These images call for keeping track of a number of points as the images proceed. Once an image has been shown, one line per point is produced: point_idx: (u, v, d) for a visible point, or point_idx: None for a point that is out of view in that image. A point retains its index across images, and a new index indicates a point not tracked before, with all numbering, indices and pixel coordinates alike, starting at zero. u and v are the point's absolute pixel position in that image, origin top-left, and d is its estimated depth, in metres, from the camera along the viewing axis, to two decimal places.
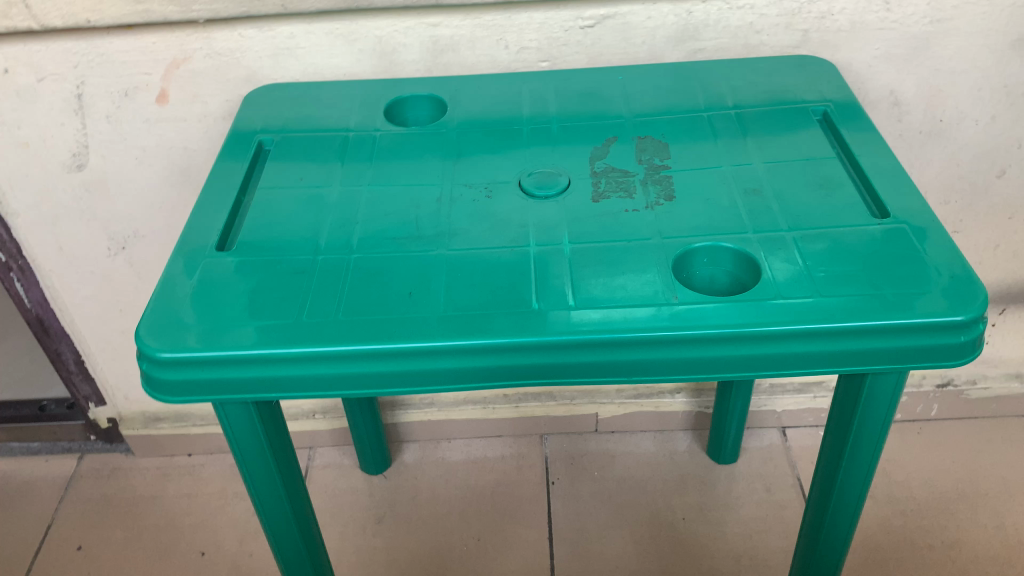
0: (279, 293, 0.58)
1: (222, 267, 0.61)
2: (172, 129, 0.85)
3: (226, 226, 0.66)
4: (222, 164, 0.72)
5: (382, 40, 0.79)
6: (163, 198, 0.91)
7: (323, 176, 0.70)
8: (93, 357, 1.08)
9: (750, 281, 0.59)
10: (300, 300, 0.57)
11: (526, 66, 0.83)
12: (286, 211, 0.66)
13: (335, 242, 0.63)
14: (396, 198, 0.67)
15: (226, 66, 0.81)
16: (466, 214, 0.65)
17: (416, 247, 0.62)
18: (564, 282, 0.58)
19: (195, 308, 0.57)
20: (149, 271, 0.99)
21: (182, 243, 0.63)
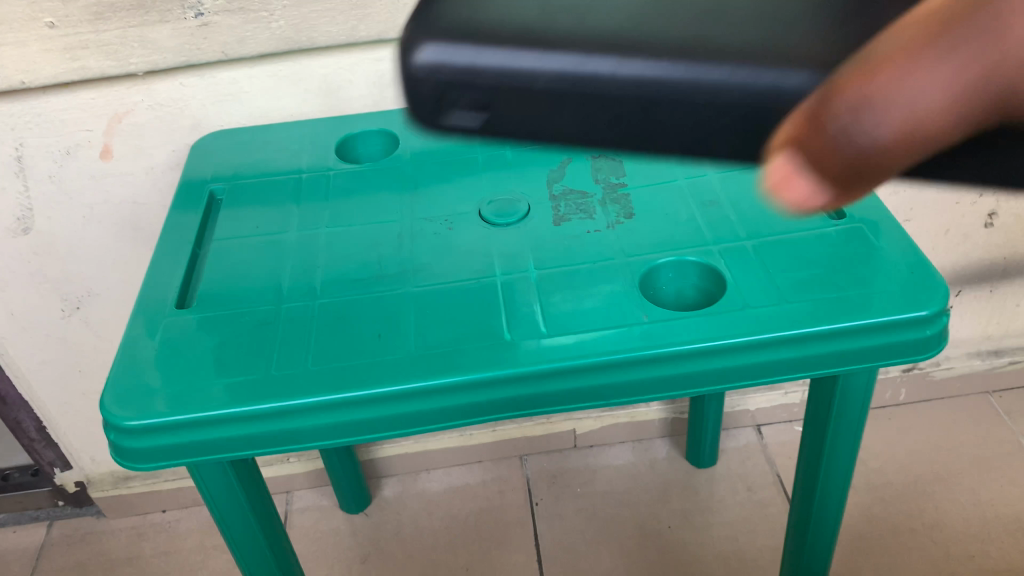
0: (246, 346, 0.57)
1: (182, 325, 0.59)
2: (119, 183, 0.84)
3: (183, 281, 0.65)
4: (175, 219, 0.71)
5: (327, 78, 0.78)
6: (115, 254, 0.89)
7: (278, 222, 0.69)
8: (55, 421, 1.05)
9: (717, 293, 0.59)
10: (267, 352, 0.56)
11: None
12: (243, 262, 0.65)
13: (295, 291, 0.61)
14: (354, 239, 0.66)
15: (170, 116, 0.79)
16: (427, 250, 0.64)
17: (379, 289, 0.61)
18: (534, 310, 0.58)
19: (160, 370, 0.56)
20: (107, 330, 0.96)
21: (141, 302, 0.62)
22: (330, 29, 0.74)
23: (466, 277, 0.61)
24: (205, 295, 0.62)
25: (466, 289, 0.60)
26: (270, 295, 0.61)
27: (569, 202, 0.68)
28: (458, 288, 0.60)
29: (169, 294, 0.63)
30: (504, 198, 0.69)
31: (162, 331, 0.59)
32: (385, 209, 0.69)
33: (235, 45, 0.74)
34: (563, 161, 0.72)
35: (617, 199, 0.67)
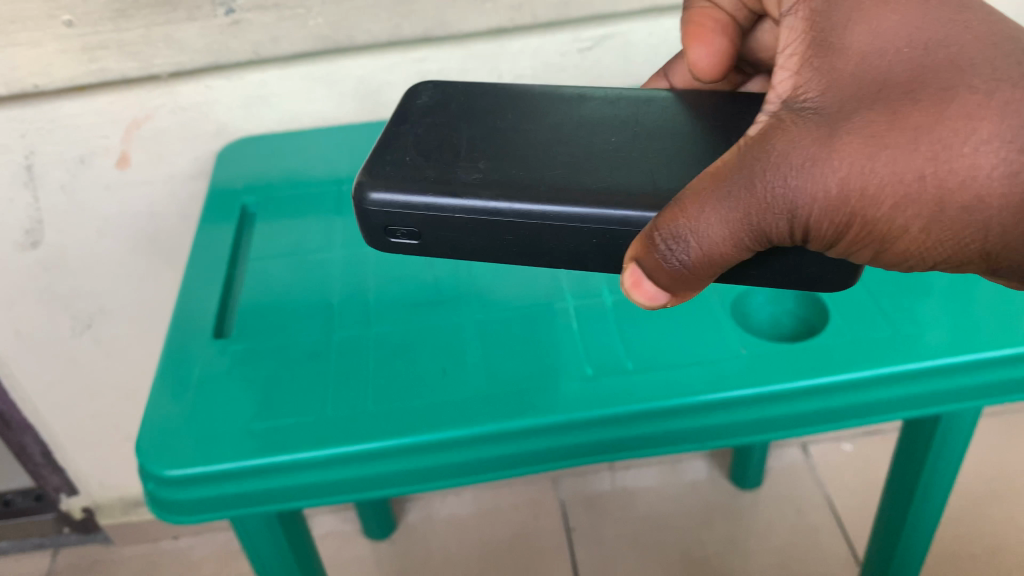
0: (295, 381, 0.51)
1: (221, 355, 0.53)
2: (136, 195, 0.77)
3: (219, 307, 0.59)
4: (205, 239, 0.65)
5: (365, 80, 0.72)
6: (130, 269, 0.83)
7: (321, 239, 0.63)
8: (62, 446, 0.99)
9: (817, 320, 0.54)
10: (319, 388, 0.50)
11: None
12: (285, 282, 0.59)
13: (348, 313, 0.56)
14: (408, 256, 0.61)
15: (193, 121, 0.73)
16: (489, 268, 0.59)
17: (441, 311, 0.55)
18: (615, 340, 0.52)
19: (199, 409, 0.50)
20: (119, 349, 0.90)
21: (172, 329, 0.56)
22: (371, 27, 0.68)
23: (538, 298, 0.56)
24: (243, 320, 0.56)
25: (539, 312, 0.55)
26: (319, 319, 0.55)
27: None
28: (529, 311, 0.55)
29: (204, 321, 0.57)
30: None
31: (199, 362, 0.53)
32: None
33: (268, 44, 0.67)
34: None
35: None
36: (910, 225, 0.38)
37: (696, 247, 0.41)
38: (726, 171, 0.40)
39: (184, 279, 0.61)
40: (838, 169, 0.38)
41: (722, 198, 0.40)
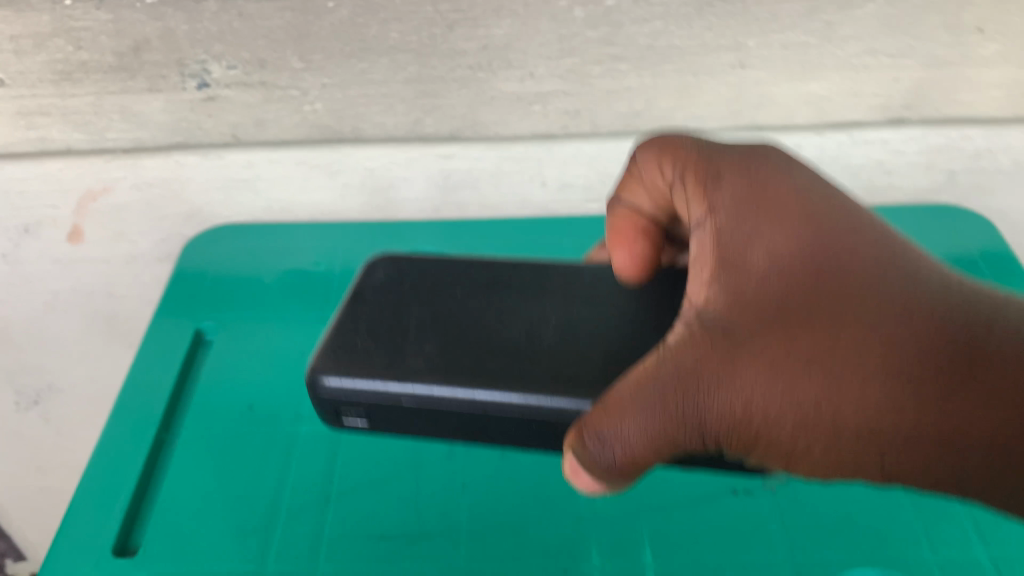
0: None
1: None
2: (92, 272, 0.64)
3: (130, 508, 0.44)
4: (137, 385, 0.51)
5: (374, 173, 0.58)
6: (84, 349, 0.70)
7: (281, 408, 0.49)
8: (9, 515, 0.87)
9: None
10: None
11: (570, 207, 0.62)
12: (221, 478, 0.45)
13: (294, 548, 0.42)
14: (388, 455, 0.46)
15: (161, 200, 0.59)
16: (490, 493, 0.44)
17: (418, 565, 0.41)
18: None
19: None
20: (71, 429, 0.77)
21: (59, 548, 0.42)
22: (384, 120, 0.55)
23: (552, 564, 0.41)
24: (155, 542, 0.42)
25: None
26: (253, 553, 0.42)
27: None
28: None
29: (104, 538, 0.42)
30: None
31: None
32: None
33: (250, 128, 0.55)
34: None
35: None
36: (814, 455, 0.30)
37: (621, 456, 0.30)
38: (650, 371, 0.31)
39: (91, 455, 0.46)
40: (735, 388, 0.30)
41: (648, 375, 0.31)
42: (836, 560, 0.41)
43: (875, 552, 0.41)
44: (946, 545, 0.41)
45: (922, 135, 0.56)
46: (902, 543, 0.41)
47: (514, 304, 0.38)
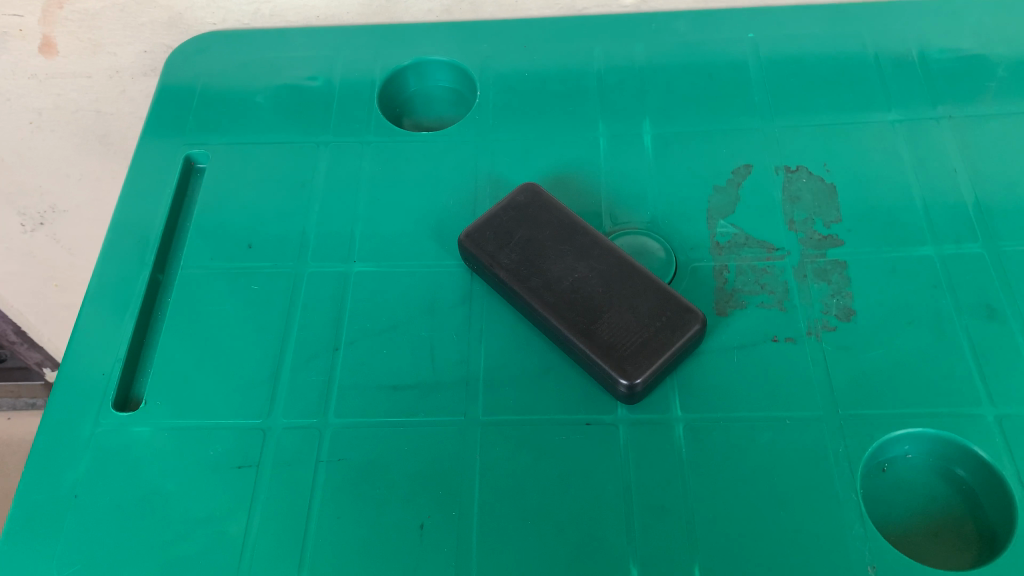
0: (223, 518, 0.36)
1: (122, 460, 0.38)
2: (73, 87, 0.58)
3: (130, 355, 0.42)
4: (126, 221, 0.47)
5: None
6: (81, 169, 0.67)
7: (280, 247, 0.45)
8: (36, 327, 0.88)
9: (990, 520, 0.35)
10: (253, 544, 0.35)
11: (599, 4, 0.55)
12: (221, 325, 0.42)
13: (299, 401, 0.39)
14: (400, 297, 0.42)
15: (136, 6, 0.52)
16: (510, 339, 0.40)
17: (434, 419, 0.38)
18: (683, 522, 0.35)
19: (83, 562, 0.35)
20: (83, 248, 0.76)
21: (60, 399, 0.40)
22: None
23: (575, 417, 0.38)
24: (157, 393, 0.40)
25: (573, 445, 0.37)
26: (259, 406, 0.39)
27: (746, 267, 0.42)
28: (556, 440, 0.37)
29: (105, 389, 0.40)
30: (633, 239, 0.44)
31: (91, 463, 0.38)
32: (452, 236, 0.44)
33: None
34: (739, 169, 0.46)
35: (827, 274, 0.42)
36: None
37: None
38: None
39: (85, 300, 0.43)
40: None
41: None
42: (879, 415, 0.37)
43: (919, 406, 0.37)
44: (1003, 398, 0.37)
45: None
46: (949, 395, 0.37)
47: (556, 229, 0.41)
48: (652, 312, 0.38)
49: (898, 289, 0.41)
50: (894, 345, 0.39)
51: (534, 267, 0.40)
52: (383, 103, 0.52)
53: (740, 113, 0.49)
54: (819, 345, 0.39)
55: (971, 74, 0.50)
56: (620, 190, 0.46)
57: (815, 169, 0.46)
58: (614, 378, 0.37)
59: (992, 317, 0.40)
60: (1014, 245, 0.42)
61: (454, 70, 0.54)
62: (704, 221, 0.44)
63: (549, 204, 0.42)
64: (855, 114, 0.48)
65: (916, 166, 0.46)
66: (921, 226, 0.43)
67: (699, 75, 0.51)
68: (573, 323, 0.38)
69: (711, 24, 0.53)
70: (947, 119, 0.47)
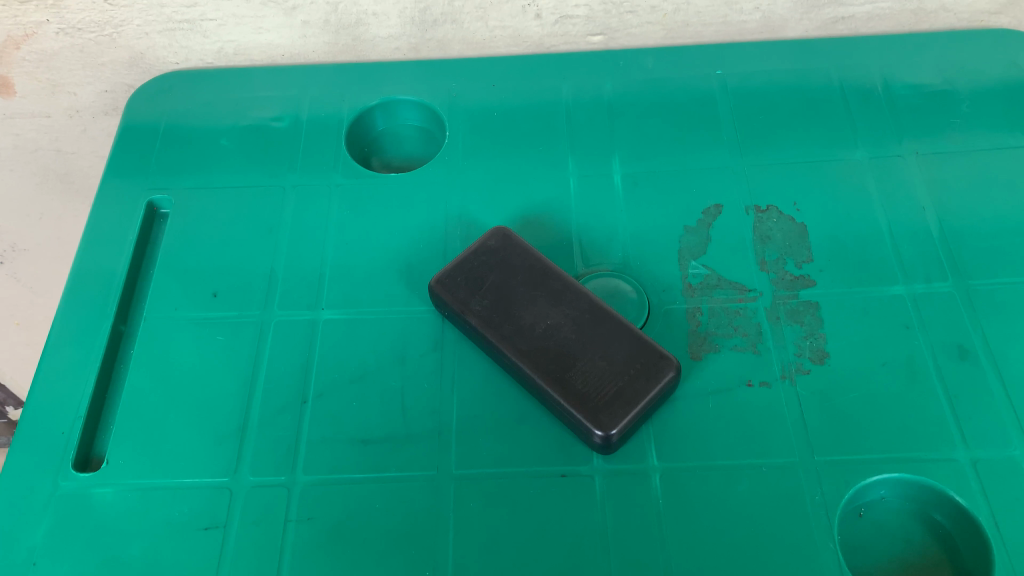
0: None
1: (84, 523, 0.37)
2: (31, 126, 0.57)
3: (92, 410, 0.41)
4: (86, 269, 0.45)
5: (339, 9, 0.49)
6: (42, 208, 0.65)
7: (247, 294, 0.44)
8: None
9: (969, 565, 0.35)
10: None
11: (567, 41, 0.54)
12: (186, 379, 0.41)
13: (268, 457, 0.38)
14: (370, 346, 0.41)
15: (96, 47, 0.51)
16: (483, 387, 0.40)
17: (406, 474, 0.37)
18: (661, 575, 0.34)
19: None
20: (45, 285, 0.74)
21: (18, 459, 0.39)
22: None
23: (550, 468, 0.37)
24: (120, 452, 0.38)
25: (547, 498, 0.37)
26: (226, 463, 0.38)
27: (719, 309, 0.42)
28: (531, 492, 0.37)
29: (66, 447, 0.39)
30: (605, 281, 0.43)
31: (51, 527, 0.37)
32: (422, 281, 0.44)
33: None
34: (709, 208, 0.46)
35: (800, 315, 0.41)
36: None
37: None
38: None
39: (45, 353, 0.42)
40: None
41: None
42: (854, 461, 0.37)
43: (895, 451, 0.37)
44: (977, 441, 0.37)
45: None
46: (923, 438, 0.37)
47: (527, 276, 0.41)
48: (626, 359, 0.38)
49: (871, 329, 0.41)
50: (868, 388, 0.39)
51: (507, 313, 0.39)
52: (350, 143, 0.52)
53: (710, 151, 0.49)
54: (794, 388, 0.39)
55: (937, 109, 0.50)
56: (591, 230, 0.46)
57: (785, 207, 0.46)
58: (589, 429, 0.36)
59: (964, 358, 0.40)
60: (983, 283, 0.42)
61: (422, 108, 0.53)
62: (675, 262, 0.44)
63: (520, 248, 0.42)
64: (824, 151, 0.48)
65: (885, 203, 0.46)
66: (892, 264, 0.43)
67: (669, 113, 0.51)
68: (546, 373, 0.37)
69: (680, 61, 0.53)
70: (914, 155, 0.48)
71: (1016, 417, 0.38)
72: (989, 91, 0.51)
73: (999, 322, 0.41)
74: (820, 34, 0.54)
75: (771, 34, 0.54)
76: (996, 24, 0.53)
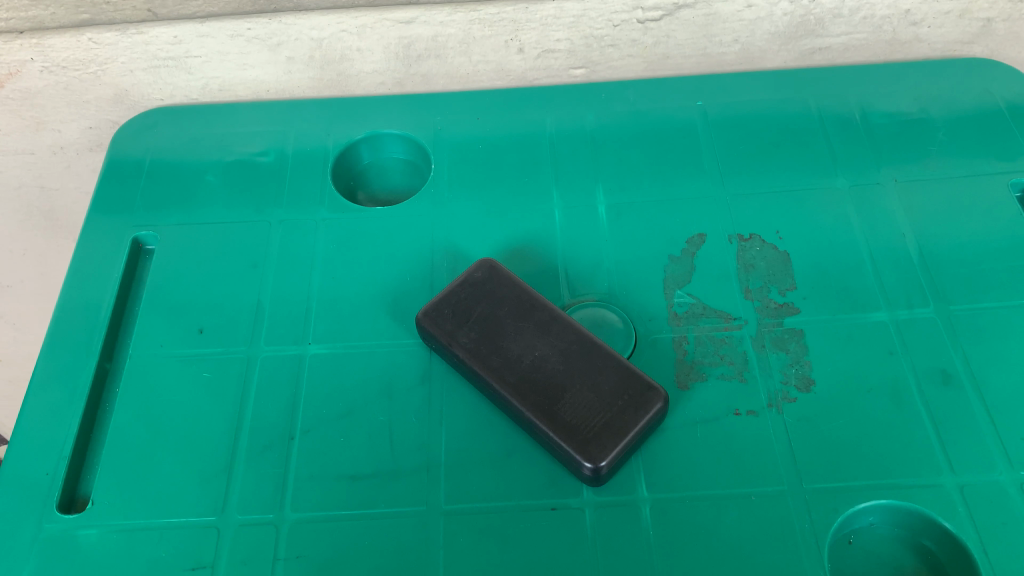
0: None
1: (69, 566, 0.36)
2: (15, 163, 0.57)
3: (76, 450, 0.40)
4: (71, 307, 0.45)
5: (323, 44, 0.50)
6: (25, 245, 0.65)
7: (233, 330, 0.43)
8: None
9: None
10: None
11: (549, 74, 0.55)
12: (172, 416, 0.40)
13: (255, 495, 0.38)
14: (357, 380, 0.41)
15: (81, 84, 0.51)
16: (471, 421, 0.40)
17: (395, 510, 0.37)
18: None
19: None
20: (28, 322, 0.74)
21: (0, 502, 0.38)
22: None
23: (540, 501, 0.37)
24: (104, 492, 0.38)
25: (538, 531, 0.36)
26: (213, 502, 0.38)
27: (705, 337, 0.42)
28: (520, 526, 0.37)
29: (50, 488, 0.39)
30: (592, 311, 0.44)
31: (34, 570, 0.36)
32: (409, 313, 0.44)
33: (169, 2, 0.47)
34: (693, 238, 0.46)
35: (785, 343, 0.42)
36: None
37: None
38: None
39: (29, 393, 0.42)
40: None
41: None
42: (842, 489, 0.37)
43: (882, 477, 0.37)
44: (963, 466, 0.37)
45: None
46: (909, 464, 0.38)
47: (514, 307, 0.41)
48: (614, 390, 0.38)
49: (855, 356, 0.41)
50: (854, 414, 0.39)
51: (494, 345, 0.40)
52: (336, 176, 0.52)
53: (692, 180, 0.49)
54: (780, 416, 0.39)
55: (913, 137, 0.51)
56: (576, 261, 0.46)
57: (768, 235, 0.46)
58: (578, 461, 0.36)
59: (948, 383, 0.40)
60: (964, 308, 0.43)
61: (407, 141, 0.53)
62: (661, 291, 0.44)
63: (506, 279, 0.42)
64: (805, 180, 0.49)
65: (866, 230, 0.46)
66: (874, 290, 0.44)
67: (650, 144, 0.51)
68: (535, 405, 0.37)
69: (660, 93, 0.54)
70: (892, 183, 0.49)
71: (1000, 441, 0.38)
72: (964, 118, 0.52)
73: (980, 346, 0.41)
74: (798, 64, 0.55)
75: (750, 65, 0.55)
76: (969, 53, 0.54)
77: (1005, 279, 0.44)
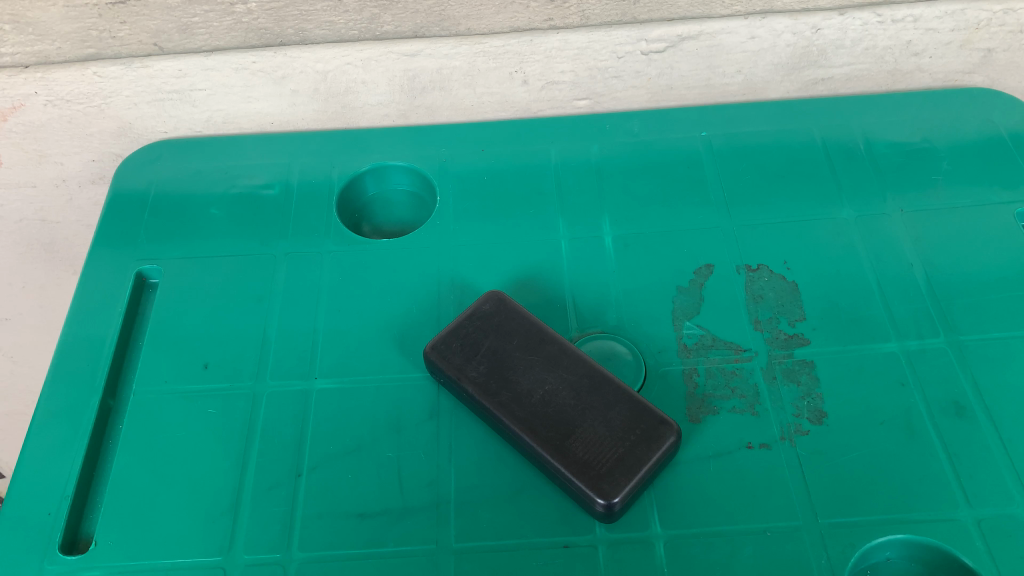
0: None
1: None
2: (17, 196, 0.57)
3: (79, 490, 0.40)
4: (74, 342, 0.45)
5: (328, 77, 0.50)
6: (25, 277, 0.65)
7: (238, 365, 0.43)
8: None
9: None
10: None
11: (553, 105, 0.55)
12: (177, 452, 0.40)
13: (263, 534, 0.37)
14: (364, 415, 0.41)
15: (84, 117, 0.51)
16: (479, 457, 0.39)
17: (405, 549, 0.37)
18: None
19: None
20: (26, 355, 0.73)
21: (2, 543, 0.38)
22: (333, 17, 0.47)
23: (552, 539, 0.37)
24: (109, 532, 0.37)
25: (550, 570, 0.36)
26: (218, 543, 0.37)
27: (716, 370, 0.42)
28: (532, 566, 0.36)
29: (53, 527, 0.38)
30: (601, 344, 0.43)
31: None
32: (417, 347, 0.43)
33: (176, 36, 0.47)
34: (700, 269, 0.46)
35: (796, 375, 0.41)
36: None
37: None
38: None
39: (32, 430, 0.41)
40: None
41: None
42: (857, 524, 0.36)
43: (897, 512, 0.37)
44: (980, 500, 0.37)
45: (959, 11, 0.48)
46: (925, 498, 0.37)
47: (524, 341, 0.40)
48: (626, 425, 0.37)
49: (867, 388, 0.41)
50: (868, 447, 0.39)
51: (504, 379, 0.39)
52: (341, 209, 0.52)
53: (698, 211, 0.49)
54: (793, 450, 0.39)
55: (917, 167, 0.51)
56: (584, 292, 0.46)
57: (775, 266, 0.46)
58: (591, 497, 0.35)
59: (960, 415, 0.40)
60: (973, 337, 0.43)
61: (412, 173, 0.53)
62: (670, 322, 0.44)
63: (515, 312, 0.42)
64: (811, 210, 0.49)
65: (873, 259, 0.46)
66: (884, 321, 0.43)
67: (655, 175, 0.51)
68: (546, 440, 0.37)
69: (664, 123, 0.54)
70: (898, 213, 0.48)
71: (1015, 473, 0.38)
72: (967, 148, 0.52)
73: (993, 377, 0.41)
74: (801, 95, 0.55)
75: (753, 96, 0.55)
76: (970, 83, 0.55)
77: (1012, 308, 0.44)
